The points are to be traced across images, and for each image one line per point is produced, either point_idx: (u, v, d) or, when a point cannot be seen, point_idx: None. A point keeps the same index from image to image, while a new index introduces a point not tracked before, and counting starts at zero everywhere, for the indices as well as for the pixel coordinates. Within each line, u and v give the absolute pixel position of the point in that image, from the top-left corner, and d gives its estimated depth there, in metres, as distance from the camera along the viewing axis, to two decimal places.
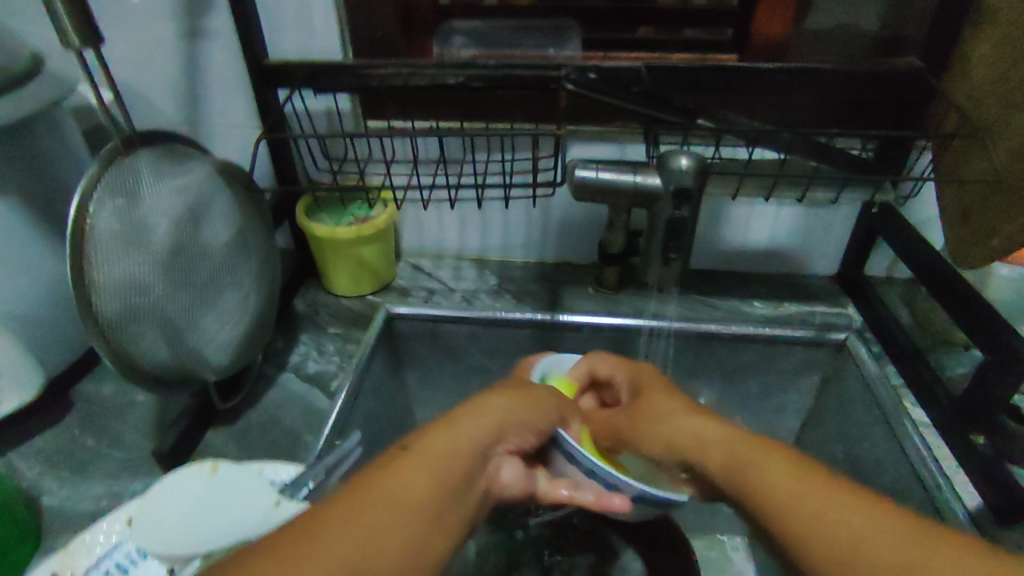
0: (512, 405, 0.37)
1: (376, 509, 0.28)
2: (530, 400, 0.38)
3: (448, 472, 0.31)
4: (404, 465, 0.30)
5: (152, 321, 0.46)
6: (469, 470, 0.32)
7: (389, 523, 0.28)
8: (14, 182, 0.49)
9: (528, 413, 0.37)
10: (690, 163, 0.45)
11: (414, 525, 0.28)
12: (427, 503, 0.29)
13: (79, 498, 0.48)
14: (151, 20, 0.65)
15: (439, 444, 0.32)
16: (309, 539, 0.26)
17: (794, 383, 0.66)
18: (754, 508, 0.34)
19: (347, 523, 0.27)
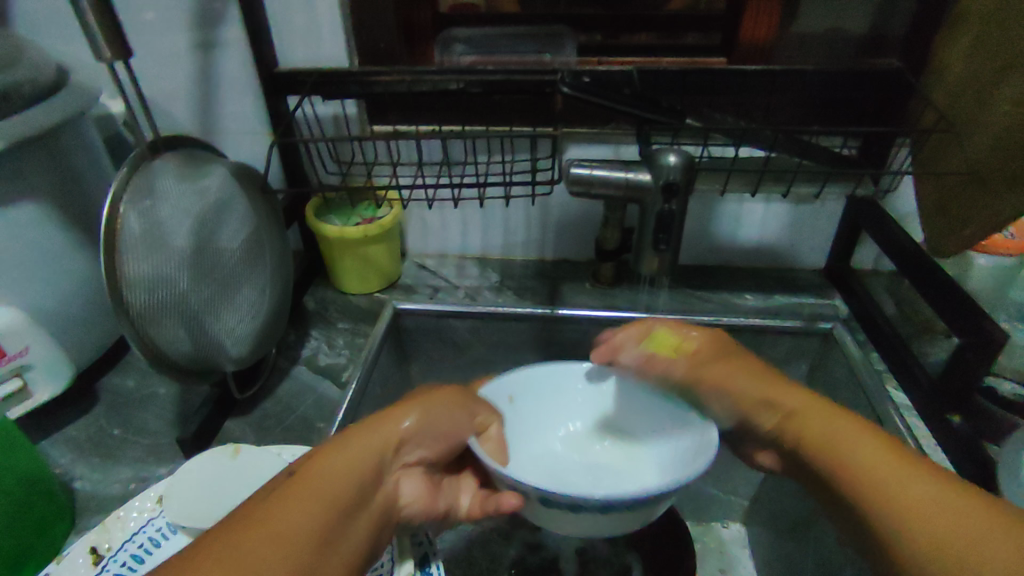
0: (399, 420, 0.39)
1: (277, 532, 0.30)
2: (421, 411, 0.40)
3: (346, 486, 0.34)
4: (292, 494, 0.32)
5: (177, 314, 0.49)
6: (365, 483, 0.35)
7: (294, 538, 0.30)
8: (47, 187, 0.53)
9: (419, 420, 0.39)
10: (678, 160, 0.48)
11: (311, 541, 0.31)
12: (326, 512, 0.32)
13: (109, 482, 0.52)
14: (167, 33, 0.68)
15: (330, 468, 0.34)
16: (223, 558, 0.28)
17: (783, 371, 0.69)
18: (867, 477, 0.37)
19: (259, 543, 0.29)
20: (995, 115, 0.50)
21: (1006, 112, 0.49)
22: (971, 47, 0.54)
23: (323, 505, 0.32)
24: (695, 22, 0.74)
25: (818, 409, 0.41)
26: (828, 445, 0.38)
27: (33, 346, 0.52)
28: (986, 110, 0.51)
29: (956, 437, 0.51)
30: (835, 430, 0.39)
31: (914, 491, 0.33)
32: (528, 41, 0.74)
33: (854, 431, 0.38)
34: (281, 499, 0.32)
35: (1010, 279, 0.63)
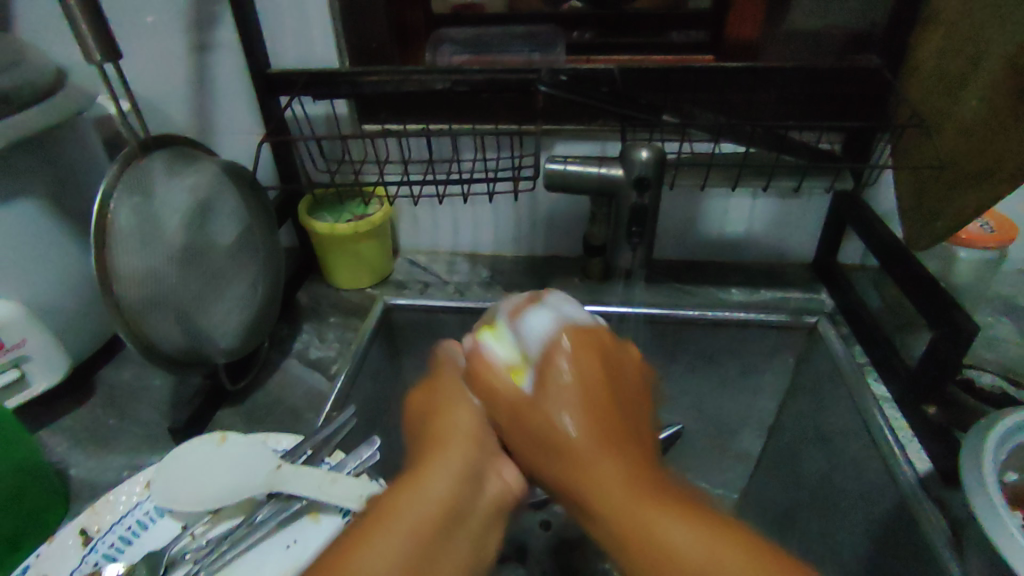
0: (474, 406, 0.38)
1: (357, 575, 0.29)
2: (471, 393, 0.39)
3: (456, 485, 0.34)
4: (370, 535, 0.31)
5: (166, 308, 0.50)
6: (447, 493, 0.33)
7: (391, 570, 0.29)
8: (44, 185, 0.54)
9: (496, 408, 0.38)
10: (650, 156, 0.49)
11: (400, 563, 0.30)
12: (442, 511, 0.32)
13: (103, 469, 0.53)
14: (164, 36, 0.70)
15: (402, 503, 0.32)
16: None
17: (767, 365, 0.70)
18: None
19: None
20: (964, 109, 0.51)
21: (973, 106, 0.50)
22: (946, 42, 0.54)
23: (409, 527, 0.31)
24: (680, 20, 0.74)
25: (607, 470, 0.32)
26: (619, 504, 0.31)
27: (29, 339, 0.53)
28: (957, 104, 0.52)
29: (931, 426, 0.52)
30: (627, 498, 0.31)
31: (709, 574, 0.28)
32: (521, 40, 0.75)
33: (641, 496, 0.31)
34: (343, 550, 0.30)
35: (992, 272, 0.64)
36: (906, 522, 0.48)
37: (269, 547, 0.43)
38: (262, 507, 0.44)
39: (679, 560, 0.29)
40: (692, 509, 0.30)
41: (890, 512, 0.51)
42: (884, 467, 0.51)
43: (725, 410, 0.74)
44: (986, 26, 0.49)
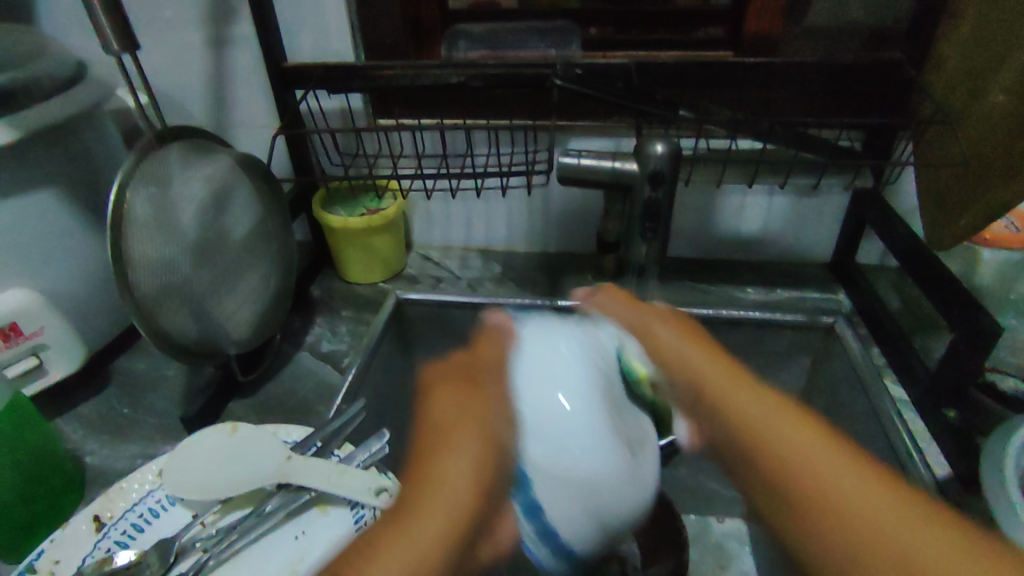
0: (481, 441, 0.34)
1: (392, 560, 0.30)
2: (485, 416, 0.35)
3: (452, 534, 0.31)
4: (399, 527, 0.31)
5: (181, 299, 0.51)
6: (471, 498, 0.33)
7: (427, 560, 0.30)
8: (63, 176, 0.55)
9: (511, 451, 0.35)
10: (664, 151, 0.49)
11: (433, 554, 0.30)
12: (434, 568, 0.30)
13: (117, 457, 0.54)
14: (182, 30, 0.71)
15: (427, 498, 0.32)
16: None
17: (783, 365, 0.69)
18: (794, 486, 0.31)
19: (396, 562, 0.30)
20: (990, 105, 0.50)
21: (999, 102, 0.49)
22: (972, 37, 0.53)
23: (441, 516, 0.31)
24: (699, 16, 0.74)
25: (742, 388, 0.35)
26: (764, 426, 0.33)
27: (46, 326, 0.54)
28: (984, 99, 0.51)
29: (950, 430, 0.51)
30: (782, 426, 0.33)
31: (859, 497, 0.29)
32: (536, 35, 0.75)
33: (777, 411, 0.34)
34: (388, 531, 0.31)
35: (1016, 273, 0.63)
36: None
37: (278, 538, 0.43)
38: (271, 497, 0.44)
39: (811, 464, 0.31)
40: (811, 422, 0.33)
41: None
42: (900, 470, 0.51)
43: None
44: (1013, 22, 0.48)
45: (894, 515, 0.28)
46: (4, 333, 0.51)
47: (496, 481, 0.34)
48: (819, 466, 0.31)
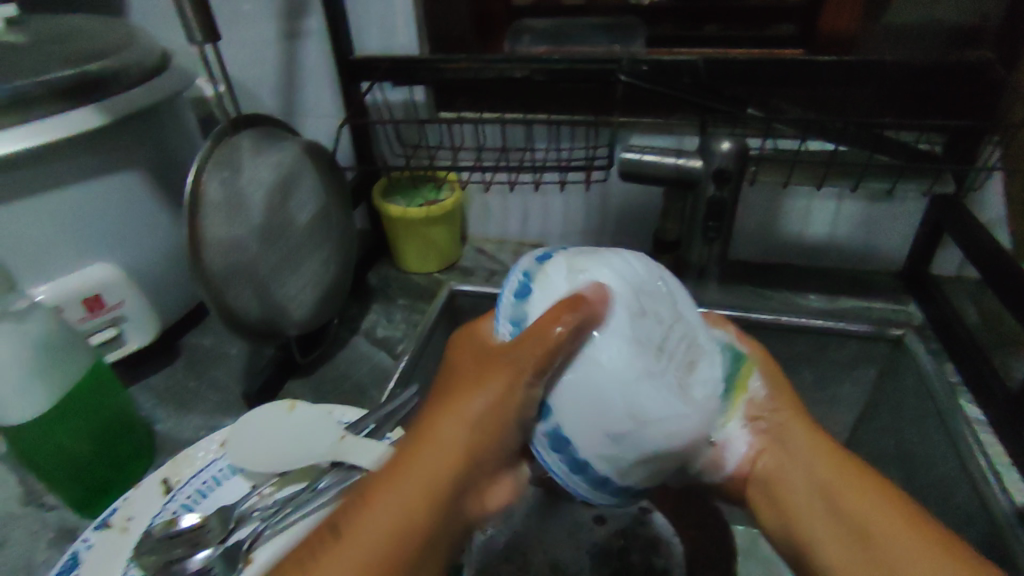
0: (471, 423, 0.33)
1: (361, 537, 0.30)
2: (494, 386, 0.33)
3: (436, 505, 0.31)
4: (371, 497, 0.31)
5: (246, 279, 0.53)
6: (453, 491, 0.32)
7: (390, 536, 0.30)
8: (146, 160, 0.58)
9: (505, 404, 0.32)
10: (732, 149, 0.48)
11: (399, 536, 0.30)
12: (415, 534, 0.31)
13: (183, 427, 0.57)
14: (257, 23, 0.74)
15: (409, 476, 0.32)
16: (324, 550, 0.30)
17: (845, 376, 0.66)
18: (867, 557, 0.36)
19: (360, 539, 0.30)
20: None
21: None
22: None
23: (419, 493, 0.31)
24: (774, 12, 0.71)
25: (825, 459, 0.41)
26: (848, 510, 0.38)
27: (127, 300, 0.57)
28: None
29: None
30: (819, 453, 0.41)
31: (868, 513, 0.37)
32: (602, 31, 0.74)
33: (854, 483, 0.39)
34: (360, 502, 0.31)
35: None
36: (995, 552, 0.45)
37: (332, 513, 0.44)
38: (325, 475, 0.45)
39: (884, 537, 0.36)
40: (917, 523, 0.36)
41: (978, 541, 0.47)
42: (972, 493, 0.48)
43: None
44: None
45: (904, 533, 0.35)
46: (90, 305, 0.55)
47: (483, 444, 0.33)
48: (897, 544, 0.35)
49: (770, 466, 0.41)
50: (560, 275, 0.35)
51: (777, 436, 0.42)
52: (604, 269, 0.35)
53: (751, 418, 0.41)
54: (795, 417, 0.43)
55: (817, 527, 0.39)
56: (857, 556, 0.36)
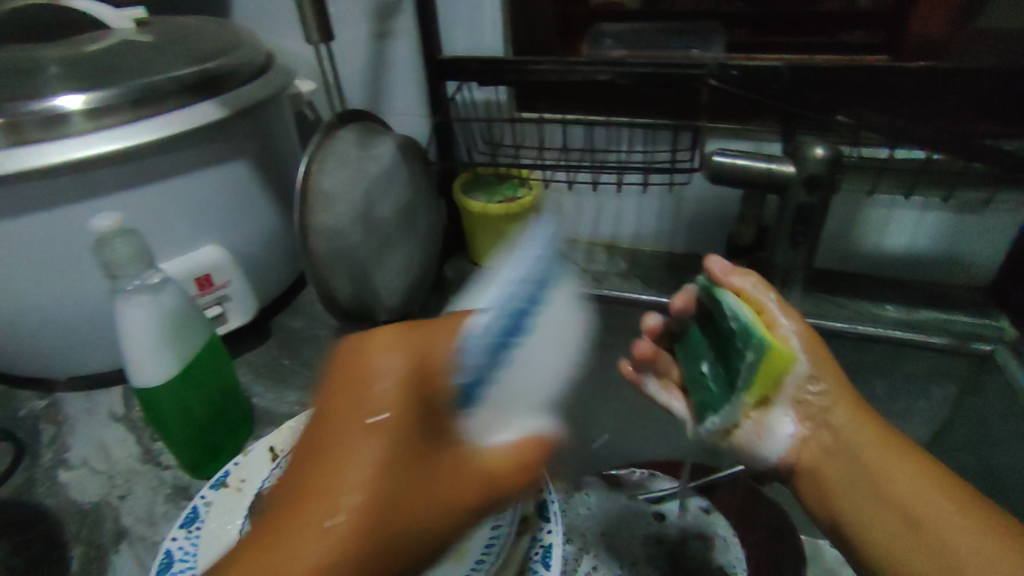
0: (374, 449, 0.28)
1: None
2: (402, 405, 0.29)
3: (334, 556, 0.25)
4: (271, 535, 0.26)
5: (345, 266, 0.56)
6: (361, 539, 0.26)
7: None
8: (253, 151, 0.62)
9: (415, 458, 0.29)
10: (824, 155, 0.48)
11: None
12: None
13: (279, 401, 0.61)
14: (351, 23, 0.77)
15: (305, 508, 0.27)
16: None
17: (925, 390, 0.65)
18: (893, 511, 0.40)
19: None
20: None
21: None
22: None
23: (316, 538, 0.26)
24: (851, 20, 0.70)
25: (858, 424, 0.44)
26: (880, 473, 0.42)
27: (232, 281, 0.61)
28: None
29: None
30: (868, 434, 0.43)
31: (913, 497, 0.40)
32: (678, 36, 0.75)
33: (891, 449, 0.42)
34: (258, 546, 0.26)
35: None
36: None
37: None
38: None
39: (915, 495, 0.40)
40: (946, 484, 0.40)
41: None
42: None
43: None
44: None
45: (950, 517, 0.38)
46: (201, 283, 0.59)
47: (390, 473, 0.28)
48: (924, 501, 0.39)
49: (817, 450, 0.45)
50: (512, 396, 0.32)
51: (822, 419, 0.45)
52: (547, 394, 0.33)
53: (794, 396, 0.44)
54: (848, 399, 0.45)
55: (846, 486, 0.43)
56: (885, 513, 0.40)
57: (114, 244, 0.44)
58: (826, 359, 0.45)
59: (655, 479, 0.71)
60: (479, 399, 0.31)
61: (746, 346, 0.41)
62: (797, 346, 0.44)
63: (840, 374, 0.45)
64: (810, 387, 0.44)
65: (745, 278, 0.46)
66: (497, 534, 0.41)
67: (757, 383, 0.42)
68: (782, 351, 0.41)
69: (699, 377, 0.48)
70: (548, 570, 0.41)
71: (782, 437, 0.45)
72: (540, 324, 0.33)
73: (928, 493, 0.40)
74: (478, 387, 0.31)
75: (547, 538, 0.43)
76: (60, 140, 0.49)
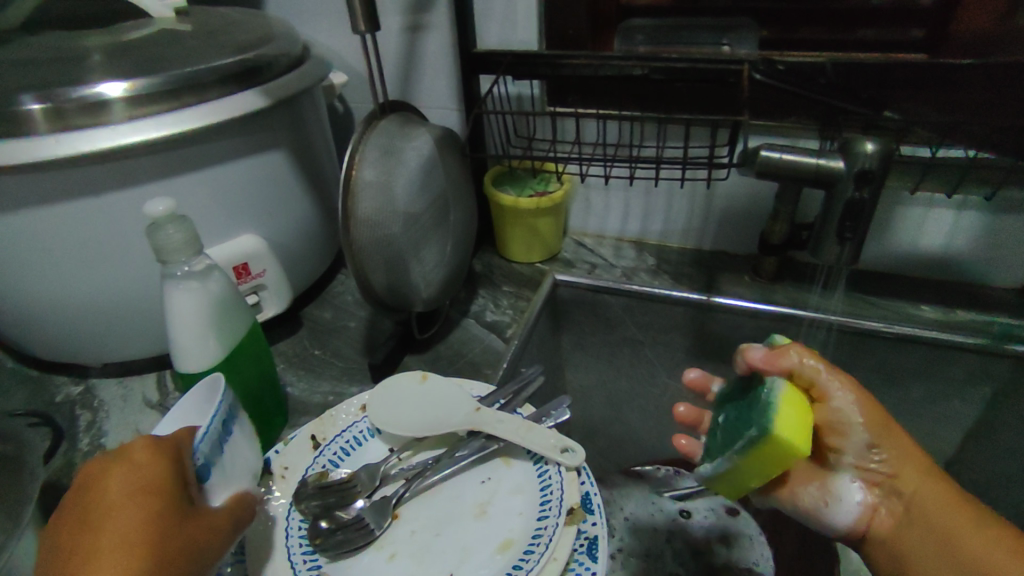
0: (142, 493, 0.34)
1: None
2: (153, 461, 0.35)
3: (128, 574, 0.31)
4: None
5: (385, 256, 0.56)
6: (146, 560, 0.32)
7: None
8: (291, 141, 0.62)
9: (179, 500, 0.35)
10: (875, 148, 0.48)
11: None
12: None
13: (313, 392, 0.61)
14: (384, 16, 0.77)
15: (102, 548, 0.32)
16: None
17: (959, 392, 0.65)
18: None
19: None
20: None
21: None
22: None
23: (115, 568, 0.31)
24: (882, 17, 0.68)
25: (928, 488, 0.41)
26: (955, 542, 0.40)
27: (268, 270, 0.61)
28: None
29: None
30: (937, 497, 0.41)
31: (987, 561, 0.38)
32: (701, 31, 0.73)
33: (961, 512, 0.40)
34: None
35: None
36: None
37: (467, 480, 0.46)
38: (463, 444, 0.48)
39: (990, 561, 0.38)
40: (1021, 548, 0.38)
41: None
42: None
43: None
44: None
45: None
46: (239, 272, 0.59)
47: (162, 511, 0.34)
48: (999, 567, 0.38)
49: (887, 519, 0.41)
50: (231, 477, 0.39)
51: (889, 484, 0.41)
52: (249, 465, 0.41)
53: (858, 468, 0.41)
54: (915, 460, 0.42)
55: (918, 555, 0.40)
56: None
57: (163, 229, 0.44)
58: (888, 425, 0.41)
59: (681, 477, 0.70)
60: (210, 477, 0.37)
61: (755, 419, 0.38)
62: (850, 417, 0.41)
63: (904, 437, 0.42)
64: (873, 455, 0.41)
65: (810, 355, 0.42)
66: (543, 526, 0.41)
67: (753, 461, 0.39)
68: (788, 442, 0.37)
69: (716, 424, 0.45)
70: (596, 563, 0.40)
71: (851, 506, 0.41)
72: (234, 423, 0.40)
73: (1002, 557, 0.38)
74: (208, 465, 0.37)
75: (592, 530, 0.42)
76: (109, 126, 0.49)
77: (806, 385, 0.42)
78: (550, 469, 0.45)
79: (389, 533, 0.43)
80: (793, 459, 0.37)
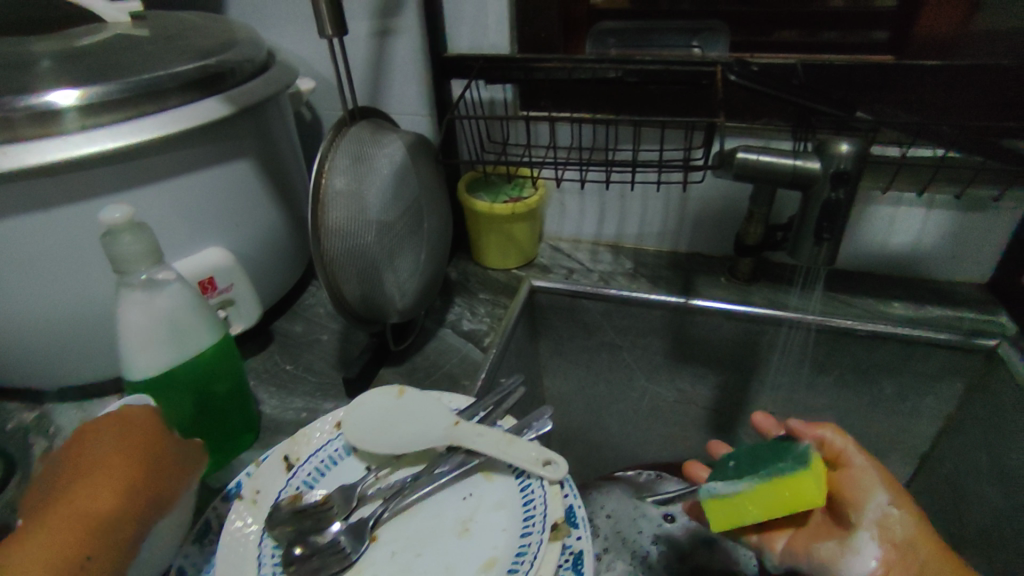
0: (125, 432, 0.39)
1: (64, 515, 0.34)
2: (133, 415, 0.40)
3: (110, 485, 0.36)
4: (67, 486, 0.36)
5: (358, 266, 0.55)
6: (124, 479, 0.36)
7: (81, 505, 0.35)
8: (257, 151, 0.60)
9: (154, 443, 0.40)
10: (849, 150, 0.49)
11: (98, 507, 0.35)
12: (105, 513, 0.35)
13: (285, 408, 0.59)
14: (351, 20, 0.75)
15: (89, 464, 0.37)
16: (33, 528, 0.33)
17: (930, 387, 0.65)
18: None
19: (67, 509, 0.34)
20: None
21: None
22: None
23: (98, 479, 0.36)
24: (849, 19, 0.69)
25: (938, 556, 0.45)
26: None
27: (236, 284, 0.59)
28: None
29: None
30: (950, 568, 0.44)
31: None
32: (669, 32, 0.74)
33: None
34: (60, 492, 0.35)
35: None
36: None
37: (448, 497, 0.45)
38: (442, 460, 0.46)
39: None
40: None
41: None
42: None
43: (876, 430, 0.70)
44: None
45: None
46: (204, 286, 0.57)
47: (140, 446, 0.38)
48: None
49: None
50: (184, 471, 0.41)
51: (907, 547, 0.46)
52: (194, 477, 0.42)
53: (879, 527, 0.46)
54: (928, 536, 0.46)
55: None
56: None
57: (120, 240, 0.41)
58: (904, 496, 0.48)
59: (662, 482, 0.71)
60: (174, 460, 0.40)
61: (791, 460, 0.46)
62: (873, 477, 0.47)
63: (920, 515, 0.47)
64: (892, 514, 0.46)
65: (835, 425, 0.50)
66: (527, 542, 0.40)
67: (767, 487, 0.45)
68: (813, 485, 0.43)
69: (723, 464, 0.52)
70: None
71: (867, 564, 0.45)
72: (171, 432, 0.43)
73: None
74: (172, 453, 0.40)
75: (577, 544, 0.41)
76: (61, 137, 0.47)
77: (834, 453, 0.49)
78: (534, 483, 0.44)
79: (367, 556, 0.42)
80: (805, 502, 0.43)
